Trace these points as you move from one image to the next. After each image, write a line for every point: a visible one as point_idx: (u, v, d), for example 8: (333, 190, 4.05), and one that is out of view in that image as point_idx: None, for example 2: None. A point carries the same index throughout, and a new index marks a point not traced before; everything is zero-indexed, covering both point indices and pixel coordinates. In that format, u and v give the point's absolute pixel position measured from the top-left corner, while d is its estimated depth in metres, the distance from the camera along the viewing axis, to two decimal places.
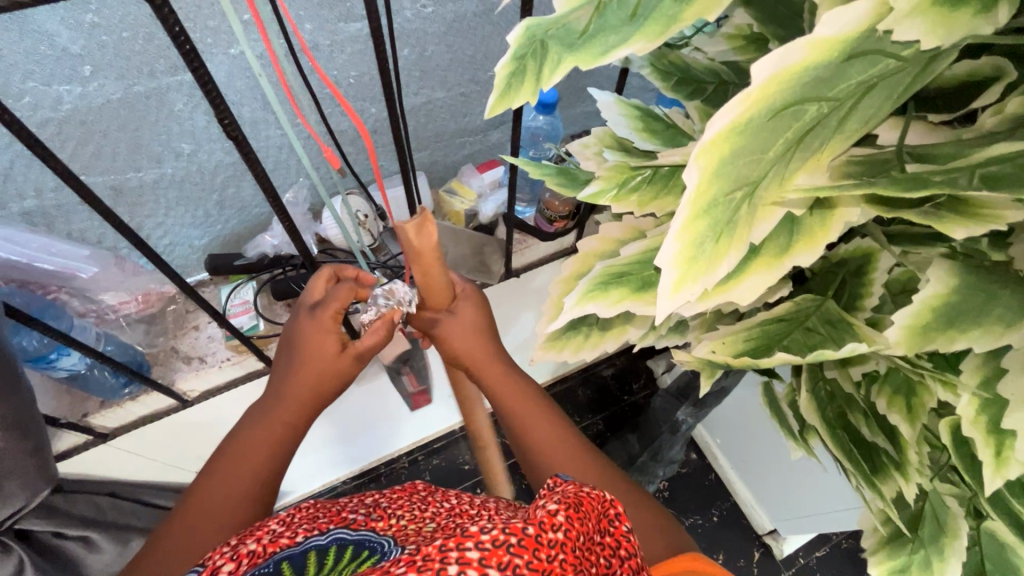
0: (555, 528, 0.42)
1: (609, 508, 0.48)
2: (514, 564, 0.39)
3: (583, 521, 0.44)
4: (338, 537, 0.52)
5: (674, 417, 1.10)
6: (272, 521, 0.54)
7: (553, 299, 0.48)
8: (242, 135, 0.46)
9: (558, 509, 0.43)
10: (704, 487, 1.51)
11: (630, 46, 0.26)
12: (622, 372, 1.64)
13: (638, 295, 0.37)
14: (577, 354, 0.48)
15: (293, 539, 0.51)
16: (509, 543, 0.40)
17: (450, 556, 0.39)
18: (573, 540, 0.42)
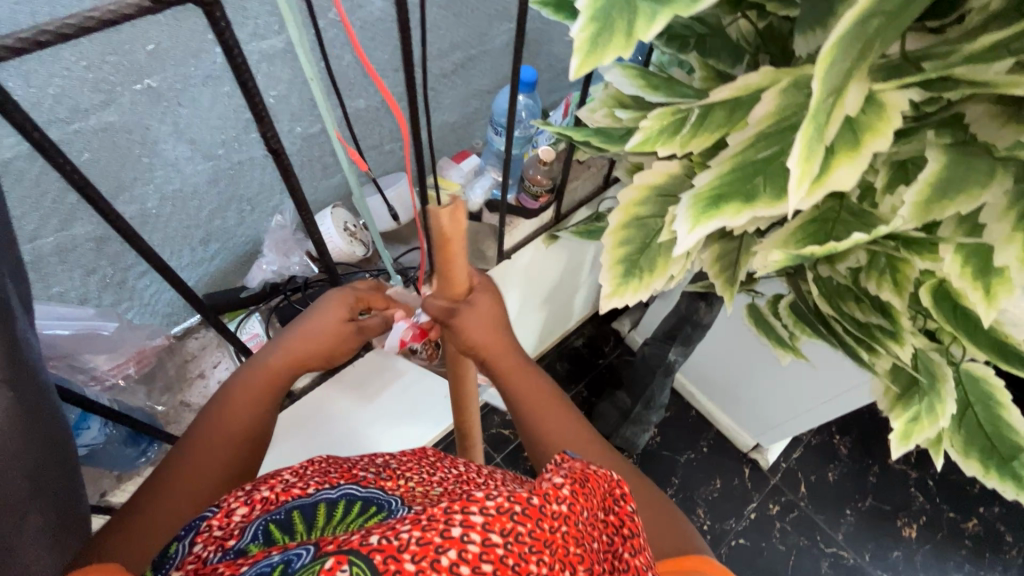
0: (558, 501, 0.42)
1: (615, 488, 0.48)
2: (517, 531, 0.39)
3: (589, 496, 0.45)
4: (349, 490, 0.49)
5: (666, 359, 1.19)
6: (286, 471, 0.52)
7: (609, 250, 0.52)
8: (283, 147, 0.45)
9: (563, 482, 0.44)
10: (687, 423, 1.57)
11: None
12: (592, 339, 1.71)
13: (752, 204, 0.36)
14: (637, 295, 0.52)
15: (306, 490, 0.49)
16: (513, 510, 0.40)
17: (454, 518, 0.39)
18: (576, 514, 0.42)
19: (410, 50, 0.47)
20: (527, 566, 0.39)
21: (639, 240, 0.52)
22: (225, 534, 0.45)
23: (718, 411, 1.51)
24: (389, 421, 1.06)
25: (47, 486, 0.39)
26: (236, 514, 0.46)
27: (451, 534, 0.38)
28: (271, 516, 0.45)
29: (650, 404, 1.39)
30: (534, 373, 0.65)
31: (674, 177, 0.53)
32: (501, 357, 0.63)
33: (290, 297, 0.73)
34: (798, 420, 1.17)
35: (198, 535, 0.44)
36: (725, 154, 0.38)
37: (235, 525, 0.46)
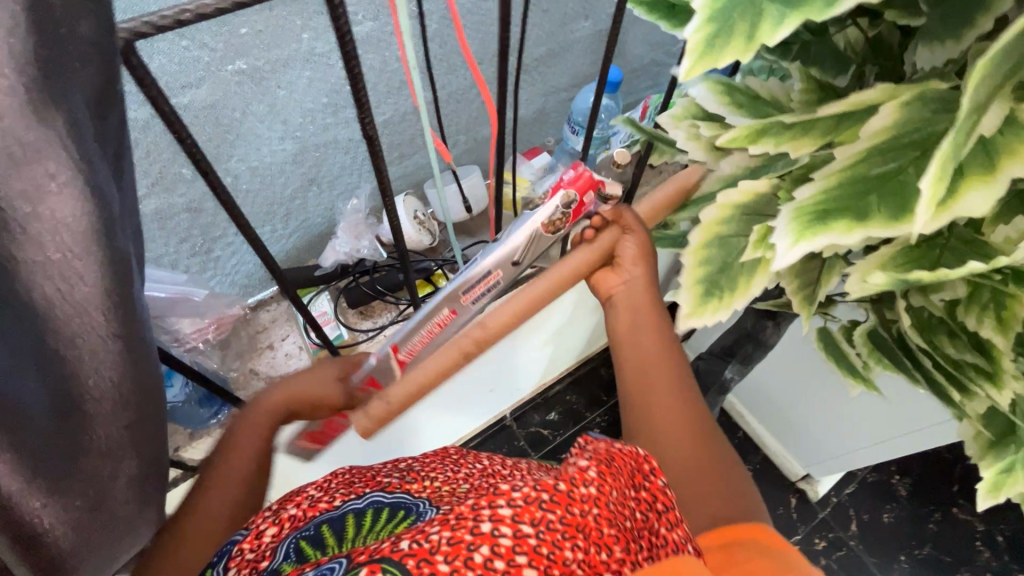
0: (586, 483, 0.38)
1: (642, 464, 0.45)
2: (548, 519, 0.36)
3: (616, 477, 0.41)
4: (376, 499, 0.46)
5: (721, 376, 1.14)
6: (311, 485, 0.49)
7: (688, 269, 0.51)
8: (377, 134, 0.46)
9: (589, 464, 0.40)
10: (734, 444, 1.50)
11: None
12: None
13: (863, 223, 0.34)
14: (716, 316, 0.50)
15: (332, 503, 0.46)
16: (541, 499, 0.36)
17: (482, 514, 0.35)
18: (606, 495, 0.39)
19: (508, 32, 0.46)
20: (564, 555, 0.35)
21: (721, 259, 0.51)
22: (258, 556, 0.42)
23: (768, 436, 1.44)
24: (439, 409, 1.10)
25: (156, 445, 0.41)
26: (266, 535, 0.44)
27: (481, 530, 0.35)
28: (301, 533, 0.42)
29: None
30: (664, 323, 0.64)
31: (761, 197, 0.50)
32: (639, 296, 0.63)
33: (359, 280, 0.77)
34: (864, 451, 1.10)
35: (230, 559, 0.43)
36: (828, 169, 0.36)
37: (266, 546, 0.43)
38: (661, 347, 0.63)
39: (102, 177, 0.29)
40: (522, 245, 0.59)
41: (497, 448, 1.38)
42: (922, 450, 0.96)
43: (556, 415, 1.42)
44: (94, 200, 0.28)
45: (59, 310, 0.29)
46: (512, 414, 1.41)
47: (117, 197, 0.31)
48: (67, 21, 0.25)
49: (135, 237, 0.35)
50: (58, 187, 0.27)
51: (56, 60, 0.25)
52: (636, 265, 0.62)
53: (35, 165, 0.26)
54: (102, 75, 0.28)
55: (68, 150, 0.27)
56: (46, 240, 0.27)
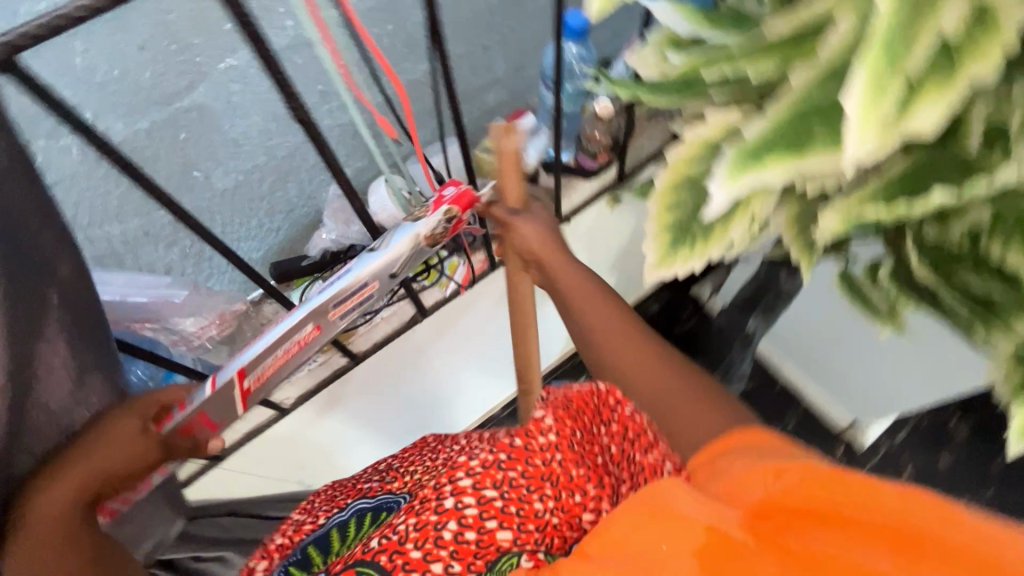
0: (543, 434, 0.50)
1: (605, 399, 0.56)
2: (509, 477, 0.48)
3: (576, 418, 0.53)
4: (359, 506, 0.55)
5: (742, 329, 1.10)
6: (298, 510, 0.59)
7: (655, 218, 0.47)
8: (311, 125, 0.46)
9: (547, 416, 0.52)
10: (773, 397, 1.44)
11: None
12: (668, 306, 1.63)
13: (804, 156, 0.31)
14: (687, 266, 0.47)
15: (318, 522, 0.55)
16: (499, 460, 0.48)
17: (446, 493, 0.47)
18: (565, 436, 0.51)
19: None
20: (532, 506, 0.47)
21: (691, 205, 0.47)
22: None
23: (809, 386, 1.37)
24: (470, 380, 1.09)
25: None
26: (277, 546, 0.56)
27: (446, 506, 0.46)
28: (289, 561, 0.51)
29: (728, 375, 1.29)
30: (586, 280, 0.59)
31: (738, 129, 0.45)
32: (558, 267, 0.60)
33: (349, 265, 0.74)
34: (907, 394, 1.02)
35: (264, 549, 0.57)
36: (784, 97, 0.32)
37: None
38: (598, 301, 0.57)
39: None
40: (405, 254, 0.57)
41: None
42: (967, 391, 0.88)
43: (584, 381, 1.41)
44: None
45: None
46: None
47: None
48: None
49: None
50: None
51: None
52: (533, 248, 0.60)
53: None
54: None
55: None
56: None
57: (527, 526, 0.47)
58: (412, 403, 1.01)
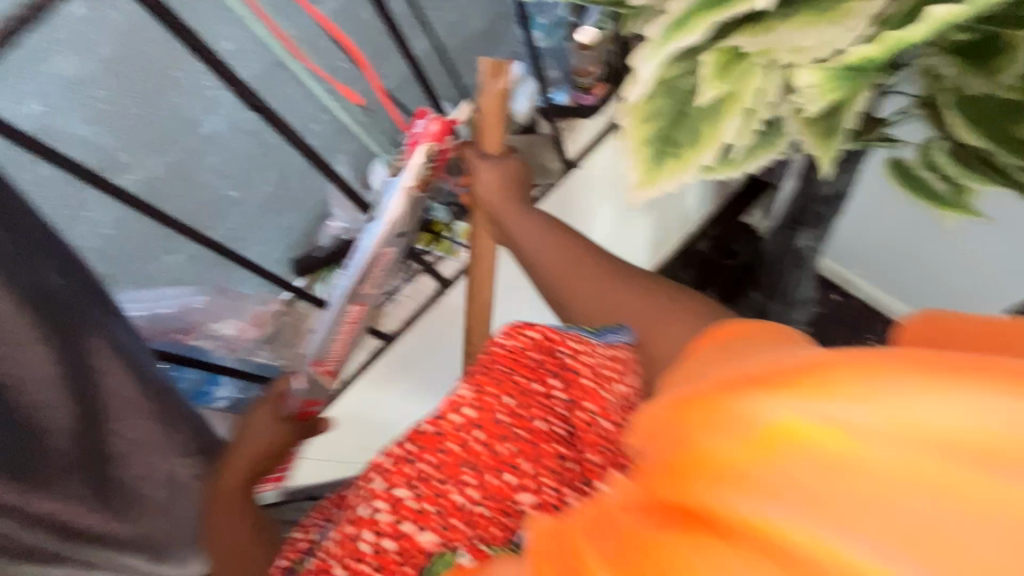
0: (479, 397, 0.47)
1: (544, 348, 0.50)
2: (418, 472, 0.45)
3: (498, 385, 0.48)
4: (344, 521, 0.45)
5: (794, 247, 1.01)
6: (307, 516, 0.52)
7: (630, 131, 0.43)
8: None
9: (466, 395, 0.48)
10: (849, 315, 1.31)
11: None
12: (719, 240, 1.52)
13: None
14: (676, 178, 0.43)
15: (317, 532, 0.49)
16: (406, 454, 0.46)
17: (363, 496, 0.45)
18: (484, 411, 0.47)
19: None
20: (463, 488, 0.44)
21: (672, 109, 0.43)
22: None
23: (889, 297, 1.23)
24: None
25: (182, 430, 0.48)
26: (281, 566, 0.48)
27: (360, 514, 0.44)
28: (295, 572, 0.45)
29: (789, 299, 1.19)
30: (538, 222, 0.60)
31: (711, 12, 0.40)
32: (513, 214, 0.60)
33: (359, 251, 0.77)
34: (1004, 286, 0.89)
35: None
36: None
37: None
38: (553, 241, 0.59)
39: None
40: (403, 212, 0.56)
41: None
42: None
43: None
44: None
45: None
46: None
47: (13, 243, 0.34)
48: None
49: (68, 269, 0.39)
50: None
51: None
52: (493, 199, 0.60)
53: None
54: None
55: None
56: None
57: (451, 522, 0.43)
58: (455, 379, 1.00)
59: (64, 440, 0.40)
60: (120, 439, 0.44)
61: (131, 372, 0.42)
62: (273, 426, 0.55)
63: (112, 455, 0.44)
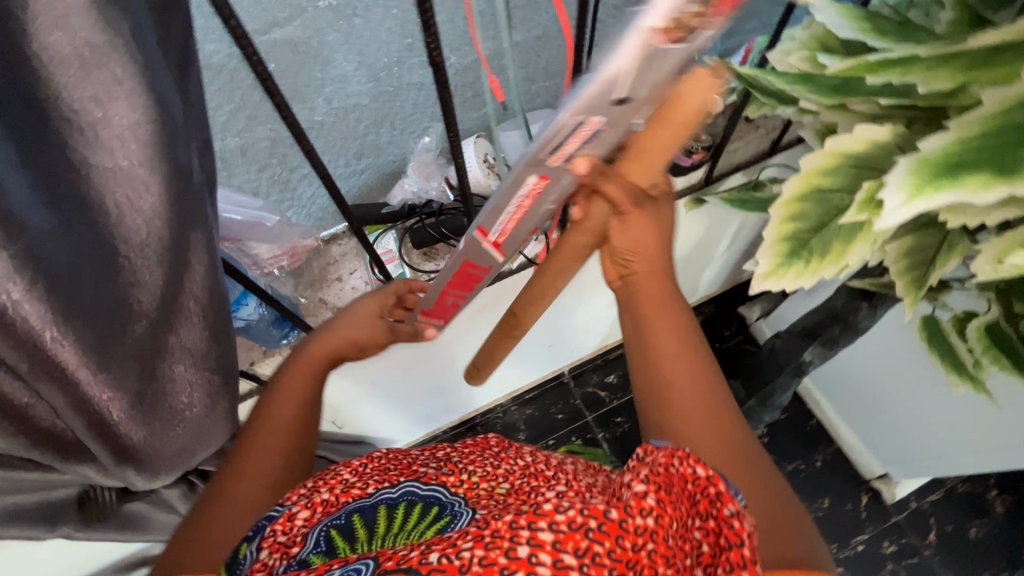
0: (642, 513, 0.32)
1: (706, 487, 0.34)
2: (593, 552, 0.31)
3: (676, 504, 0.33)
4: (409, 490, 0.44)
5: (799, 358, 1.05)
6: (345, 467, 0.47)
7: (775, 224, 0.45)
8: (444, 62, 0.44)
9: (645, 489, 0.33)
10: (805, 433, 1.37)
11: None
12: (713, 320, 1.57)
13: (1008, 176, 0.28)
14: (798, 281, 0.45)
15: (365, 490, 0.44)
16: (588, 527, 0.31)
17: (521, 535, 0.31)
18: (664, 528, 0.32)
19: None
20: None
21: (817, 217, 0.44)
22: (288, 541, 0.40)
23: (846, 428, 1.30)
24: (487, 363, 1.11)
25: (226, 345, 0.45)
26: (298, 518, 0.42)
27: (517, 553, 0.30)
28: (332, 521, 0.41)
29: (768, 402, 1.23)
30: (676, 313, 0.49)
31: (878, 147, 0.43)
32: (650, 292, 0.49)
33: (424, 221, 0.74)
34: (967, 456, 0.97)
35: (262, 539, 0.40)
36: (967, 115, 0.30)
37: (297, 531, 0.41)
38: (679, 339, 0.49)
39: (162, 85, 0.29)
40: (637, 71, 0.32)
41: (551, 403, 1.38)
42: None
43: (615, 378, 1.39)
44: (156, 108, 0.29)
45: (130, 219, 0.31)
46: (570, 371, 1.39)
47: (180, 109, 0.32)
48: None
49: (201, 149, 0.36)
50: (124, 95, 0.27)
51: None
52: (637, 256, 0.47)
53: (102, 68, 0.26)
54: None
55: (130, 52, 0.27)
56: (108, 167, 0.29)
57: None
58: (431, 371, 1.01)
59: (145, 329, 0.36)
60: (179, 339, 0.41)
61: (212, 271, 0.41)
62: (374, 322, 0.58)
63: (165, 354, 0.41)
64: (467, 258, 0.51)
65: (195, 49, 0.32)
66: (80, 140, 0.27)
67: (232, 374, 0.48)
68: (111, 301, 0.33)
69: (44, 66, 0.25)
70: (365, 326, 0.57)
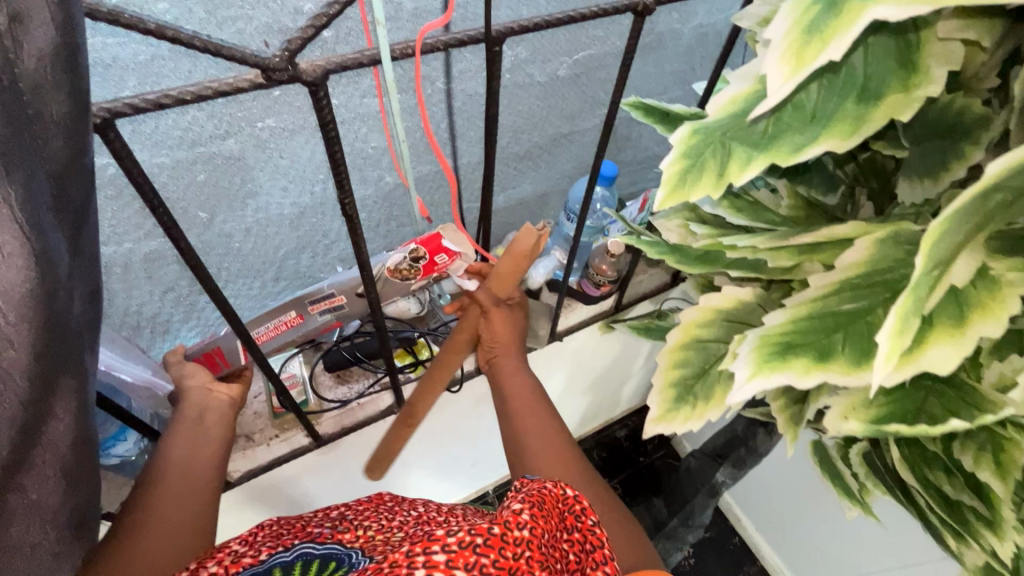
0: (519, 525, 0.35)
1: (574, 504, 0.40)
2: (480, 564, 0.32)
3: (549, 521, 0.37)
4: (305, 550, 0.42)
5: (712, 477, 1.08)
6: (235, 539, 0.43)
7: (662, 370, 0.49)
8: (356, 213, 0.46)
9: (523, 506, 0.36)
10: (728, 552, 1.35)
11: (822, 144, 0.29)
12: (636, 433, 1.57)
13: (826, 364, 0.32)
14: (686, 425, 0.48)
15: (257, 557, 0.41)
16: (475, 542, 0.33)
17: (416, 560, 0.32)
18: (539, 537, 0.35)
19: (495, 126, 0.49)
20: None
21: (698, 364, 0.49)
22: None
23: (767, 547, 1.29)
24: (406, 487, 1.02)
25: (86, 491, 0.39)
26: None
27: None
28: None
29: (689, 521, 1.21)
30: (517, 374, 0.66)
31: (745, 304, 0.49)
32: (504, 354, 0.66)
33: (340, 345, 0.75)
34: None
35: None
36: (800, 298, 0.35)
37: None
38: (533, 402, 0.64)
39: (52, 241, 0.29)
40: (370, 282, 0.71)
41: None
42: None
43: None
44: (38, 263, 0.28)
45: None
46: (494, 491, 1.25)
47: (68, 261, 0.31)
48: (35, 103, 0.27)
49: (87, 294, 0.35)
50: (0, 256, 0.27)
51: (18, 134, 0.26)
52: (498, 344, 0.66)
53: None
54: (69, 147, 0.29)
55: (15, 217, 0.27)
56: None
57: None
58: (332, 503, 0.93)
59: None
60: (25, 498, 0.34)
61: (78, 412, 0.36)
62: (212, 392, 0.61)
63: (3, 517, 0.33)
64: (221, 343, 0.66)
65: (91, 202, 0.32)
66: None
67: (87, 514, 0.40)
68: None
69: None
70: (217, 388, 0.61)
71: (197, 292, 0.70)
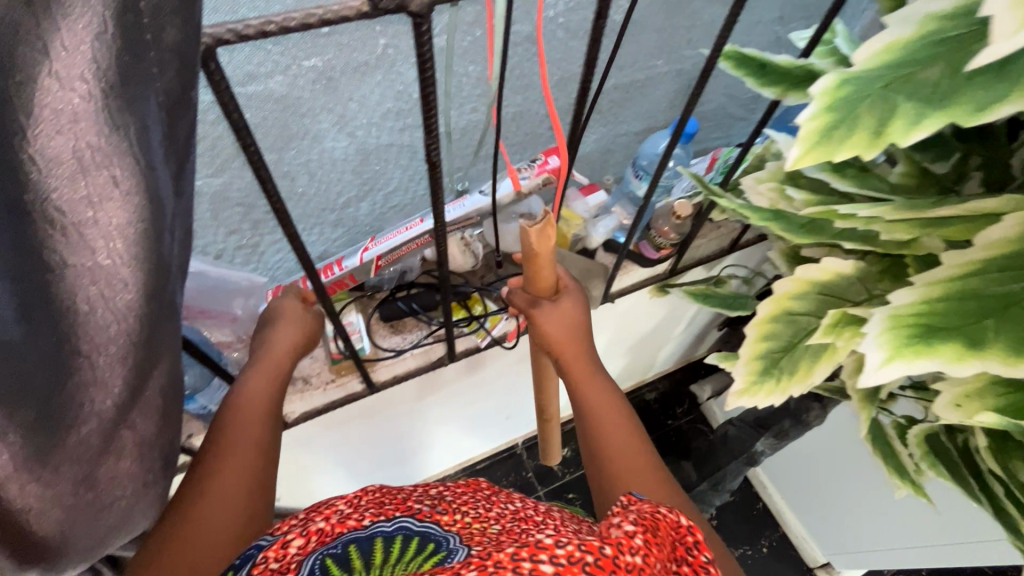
0: (632, 551, 0.32)
1: (684, 535, 0.38)
2: None
3: (661, 548, 0.34)
4: (405, 524, 0.41)
5: (751, 446, 1.08)
6: (341, 499, 0.44)
7: (750, 342, 0.47)
8: (441, 160, 0.44)
9: (636, 530, 0.34)
10: (751, 517, 1.36)
11: (1014, 105, 0.26)
12: (666, 397, 1.55)
13: (975, 350, 0.29)
14: (768, 399, 0.46)
15: (361, 522, 0.41)
16: (586, 561, 0.30)
17: (523, 566, 0.30)
18: (651, 567, 0.32)
19: (590, 74, 0.45)
20: None
21: (787, 338, 0.46)
22: (282, 569, 0.37)
23: (791, 514, 1.30)
24: (447, 432, 1.04)
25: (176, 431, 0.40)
26: (293, 546, 0.39)
27: None
28: (329, 550, 0.38)
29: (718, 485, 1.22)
30: (598, 377, 0.58)
31: (843, 278, 0.47)
32: (577, 356, 0.57)
33: (396, 296, 0.74)
34: (907, 549, 0.98)
35: (254, 567, 0.37)
36: (931, 275, 0.32)
37: (292, 558, 0.38)
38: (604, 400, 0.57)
39: (162, 182, 0.28)
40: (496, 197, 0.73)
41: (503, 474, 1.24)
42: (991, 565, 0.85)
43: (570, 451, 1.24)
44: (151, 207, 0.28)
45: (100, 315, 0.29)
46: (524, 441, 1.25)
47: (173, 201, 0.30)
48: (153, 28, 0.25)
49: (183, 236, 0.34)
50: (119, 195, 0.26)
51: (137, 66, 0.25)
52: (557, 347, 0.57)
53: (102, 171, 0.25)
54: (180, 76, 0.27)
55: (134, 156, 0.26)
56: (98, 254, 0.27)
57: None
58: (378, 445, 0.95)
59: (94, 428, 0.33)
60: (134, 434, 0.37)
61: (175, 364, 0.37)
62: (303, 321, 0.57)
63: (112, 451, 0.36)
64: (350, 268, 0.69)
65: (196, 139, 0.31)
66: (59, 238, 0.26)
67: (174, 454, 0.43)
68: (59, 396, 0.30)
69: (38, 169, 0.24)
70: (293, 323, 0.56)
71: (260, 235, 0.70)
